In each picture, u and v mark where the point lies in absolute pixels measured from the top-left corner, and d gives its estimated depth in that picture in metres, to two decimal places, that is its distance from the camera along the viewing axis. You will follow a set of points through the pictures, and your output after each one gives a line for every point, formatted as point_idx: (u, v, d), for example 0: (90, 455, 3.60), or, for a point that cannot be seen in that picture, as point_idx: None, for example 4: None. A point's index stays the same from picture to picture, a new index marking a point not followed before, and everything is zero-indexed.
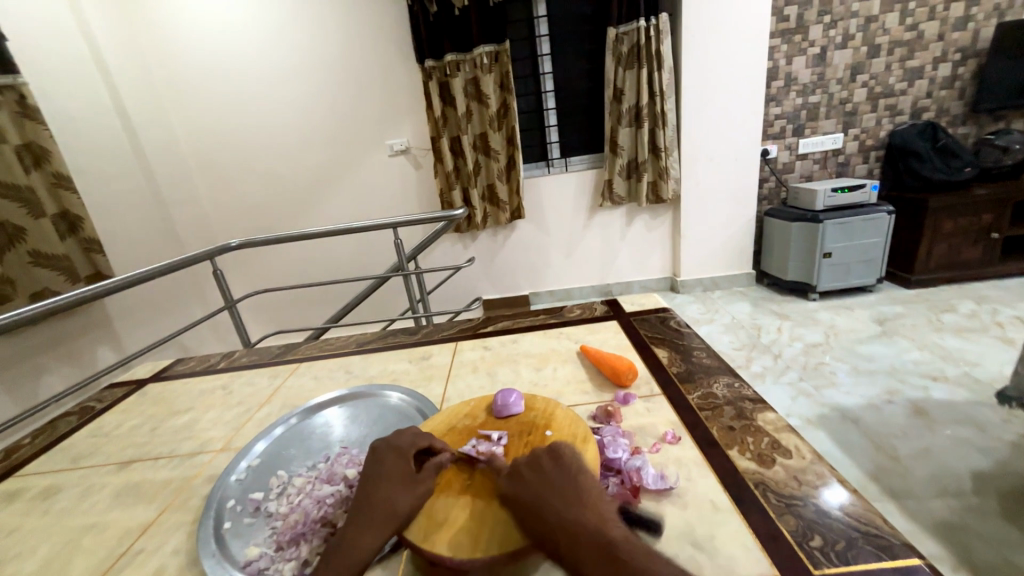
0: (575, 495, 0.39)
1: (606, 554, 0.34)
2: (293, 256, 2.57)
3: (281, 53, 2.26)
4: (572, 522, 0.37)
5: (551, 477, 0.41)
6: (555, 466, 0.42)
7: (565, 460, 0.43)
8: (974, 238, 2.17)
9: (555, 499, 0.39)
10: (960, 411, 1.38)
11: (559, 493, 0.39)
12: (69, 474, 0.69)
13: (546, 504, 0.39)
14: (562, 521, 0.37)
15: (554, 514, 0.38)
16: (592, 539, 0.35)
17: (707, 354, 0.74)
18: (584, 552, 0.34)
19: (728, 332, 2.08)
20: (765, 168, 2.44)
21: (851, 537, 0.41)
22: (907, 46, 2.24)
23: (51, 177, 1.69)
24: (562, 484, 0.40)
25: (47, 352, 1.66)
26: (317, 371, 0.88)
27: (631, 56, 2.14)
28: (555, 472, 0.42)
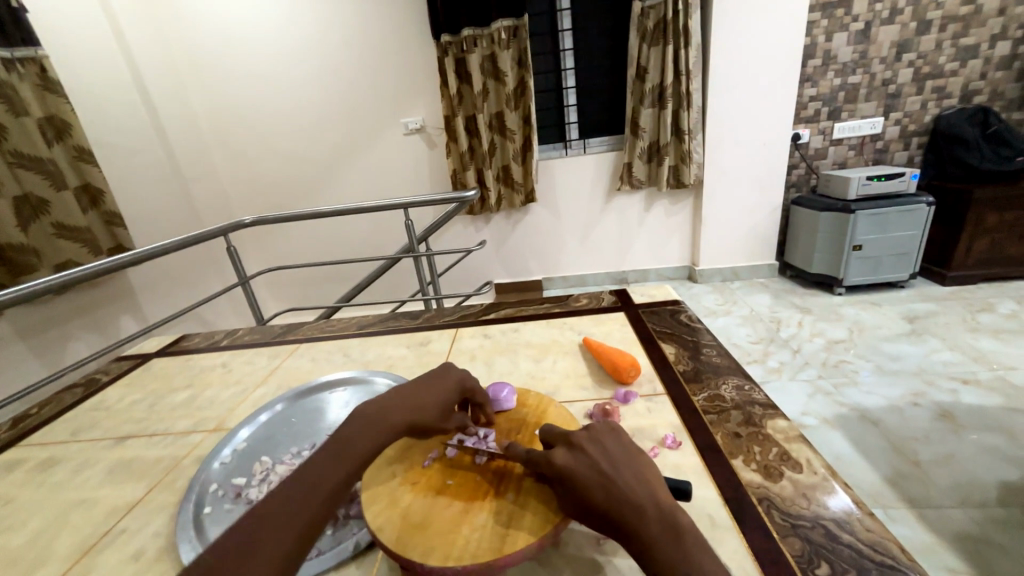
0: (635, 471, 0.38)
1: (681, 531, 0.34)
2: (308, 234, 2.58)
3: (296, 27, 2.21)
4: (641, 498, 0.36)
5: (592, 453, 0.40)
6: (612, 442, 0.41)
7: (618, 437, 0.42)
8: (1021, 233, 2.02)
9: (622, 473, 0.38)
10: (992, 418, 1.30)
11: (622, 468, 0.38)
12: (69, 447, 0.70)
13: (608, 477, 0.38)
14: (633, 495, 0.36)
15: (621, 488, 0.37)
16: (661, 516, 0.35)
17: (718, 352, 0.69)
18: (657, 527, 0.34)
19: (745, 325, 2.01)
20: (795, 154, 2.31)
21: (863, 567, 0.37)
22: (962, 22, 2.05)
23: (73, 151, 1.70)
24: (620, 460, 0.39)
25: (73, 321, 1.71)
26: (315, 353, 0.87)
27: (656, 32, 2.02)
28: (614, 447, 0.41)
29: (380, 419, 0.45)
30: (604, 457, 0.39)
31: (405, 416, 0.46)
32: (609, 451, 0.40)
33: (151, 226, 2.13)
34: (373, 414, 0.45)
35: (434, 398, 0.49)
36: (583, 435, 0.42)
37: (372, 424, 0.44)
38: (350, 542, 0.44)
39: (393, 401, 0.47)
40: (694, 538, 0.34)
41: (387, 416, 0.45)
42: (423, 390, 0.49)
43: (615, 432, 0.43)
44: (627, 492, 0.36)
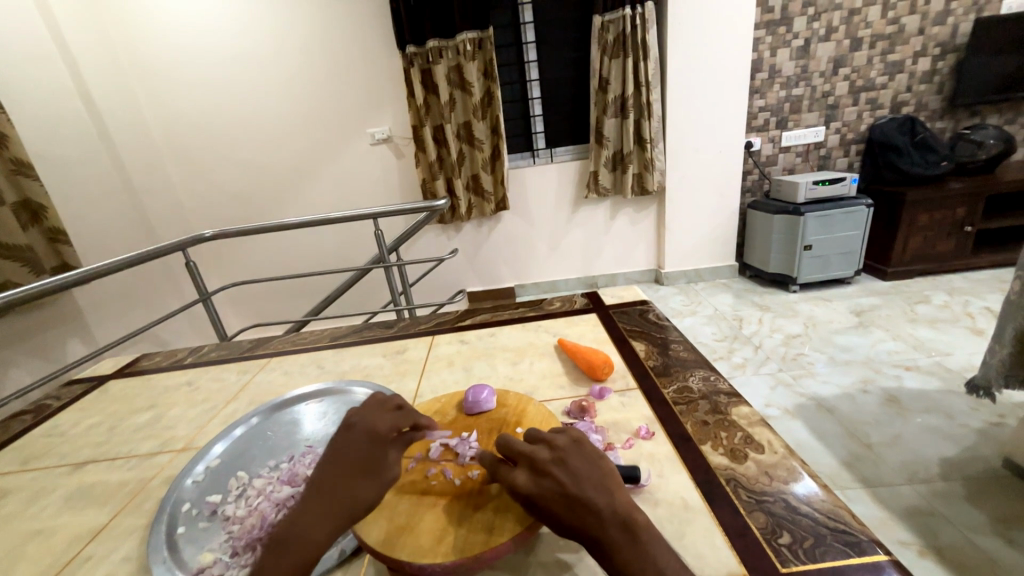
0: (597, 481, 0.38)
1: (640, 535, 0.35)
2: (273, 247, 2.51)
3: (256, 36, 2.17)
4: (602, 510, 0.36)
5: (556, 478, 0.38)
6: (571, 456, 0.40)
7: (578, 447, 0.41)
8: (948, 231, 2.22)
9: (584, 485, 0.37)
10: (932, 400, 1.41)
11: (583, 479, 0.38)
12: (19, 477, 0.66)
13: (570, 492, 0.37)
14: (593, 512, 0.36)
15: (583, 507, 0.36)
16: (621, 524, 0.36)
17: (684, 347, 0.73)
18: (616, 536, 0.35)
19: (710, 324, 2.10)
20: (748, 161, 2.46)
21: (819, 534, 0.40)
22: (888, 40, 2.26)
23: (10, 163, 1.60)
24: (580, 475, 0.38)
25: (14, 345, 1.59)
26: (289, 366, 0.85)
27: (616, 46, 2.11)
28: (575, 462, 0.39)
29: (297, 535, 0.39)
30: (565, 470, 0.39)
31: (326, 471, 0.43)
32: (570, 468, 0.39)
33: (99, 243, 2.02)
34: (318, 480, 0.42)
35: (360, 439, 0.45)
36: (545, 454, 0.40)
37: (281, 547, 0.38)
38: (335, 549, 0.44)
39: (307, 506, 0.40)
40: (652, 541, 0.36)
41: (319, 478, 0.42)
42: (345, 442, 0.45)
43: (579, 447, 0.41)
44: (585, 511, 0.36)
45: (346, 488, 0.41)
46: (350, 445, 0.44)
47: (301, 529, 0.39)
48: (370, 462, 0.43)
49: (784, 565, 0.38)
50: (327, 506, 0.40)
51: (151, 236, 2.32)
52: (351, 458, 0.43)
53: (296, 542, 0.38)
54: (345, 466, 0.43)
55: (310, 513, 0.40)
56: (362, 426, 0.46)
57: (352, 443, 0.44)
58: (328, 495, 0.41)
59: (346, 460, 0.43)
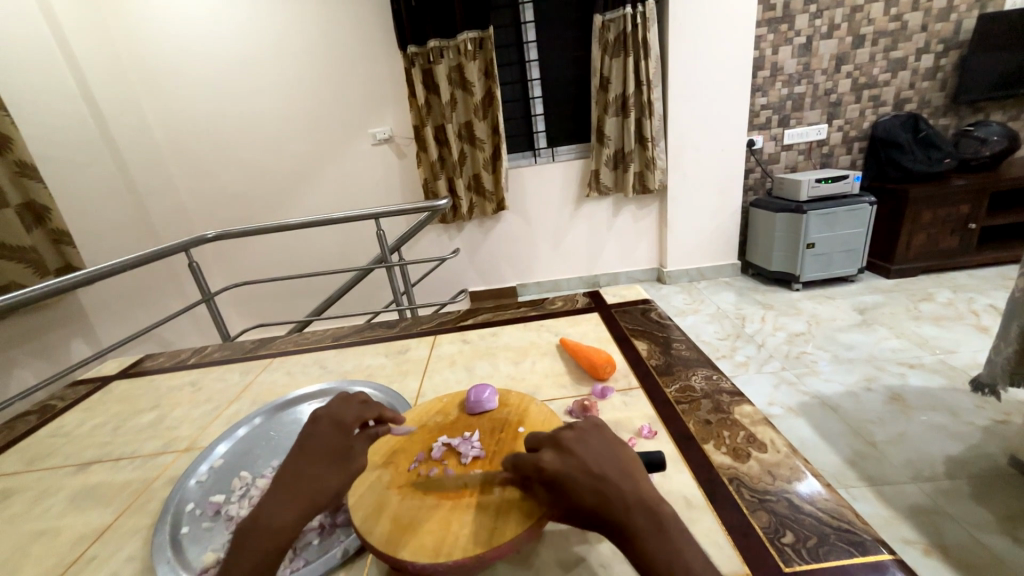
0: (620, 467, 0.38)
1: (663, 523, 0.35)
2: (275, 247, 2.52)
3: (257, 37, 2.17)
4: (626, 495, 0.36)
5: (582, 459, 0.38)
6: (596, 441, 0.40)
7: (604, 434, 0.41)
8: (952, 228, 2.21)
9: (608, 470, 0.38)
10: (936, 398, 1.41)
11: (606, 463, 0.38)
12: (25, 477, 0.66)
13: (595, 474, 0.37)
14: (618, 495, 0.36)
15: (609, 489, 0.36)
16: (645, 510, 0.36)
17: (687, 346, 0.73)
18: (642, 521, 0.35)
19: (712, 322, 2.09)
20: (750, 159, 2.45)
21: (823, 533, 0.40)
22: (891, 37, 2.25)
23: (14, 165, 1.60)
24: (605, 460, 0.39)
25: (19, 346, 1.60)
26: (292, 367, 0.85)
27: (617, 44, 2.11)
28: (599, 447, 0.40)
29: (268, 525, 0.38)
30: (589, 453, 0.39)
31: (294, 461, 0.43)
32: (593, 453, 0.39)
33: (103, 244, 2.02)
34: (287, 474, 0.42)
35: (327, 431, 0.46)
36: (570, 436, 0.41)
37: (251, 536, 0.38)
38: (338, 549, 0.44)
39: (273, 499, 0.40)
40: (675, 530, 0.35)
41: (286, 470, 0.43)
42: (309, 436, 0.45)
43: (599, 431, 0.42)
44: (610, 493, 0.36)
45: (313, 476, 0.42)
46: (319, 436, 0.46)
47: (268, 517, 0.39)
48: (337, 449, 0.45)
49: (788, 564, 0.38)
50: (294, 493, 0.41)
51: (154, 238, 2.33)
52: (319, 447, 0.45)
53: (265, 532, 0.38)
54: (313, 455, 0.44)
55: (277, 502, 0.40)
56: (326, 417, 0.47)
57: (317, 433, 0.46)
58: (298, 485, 0.41)
59: (315, 449, 0.44)
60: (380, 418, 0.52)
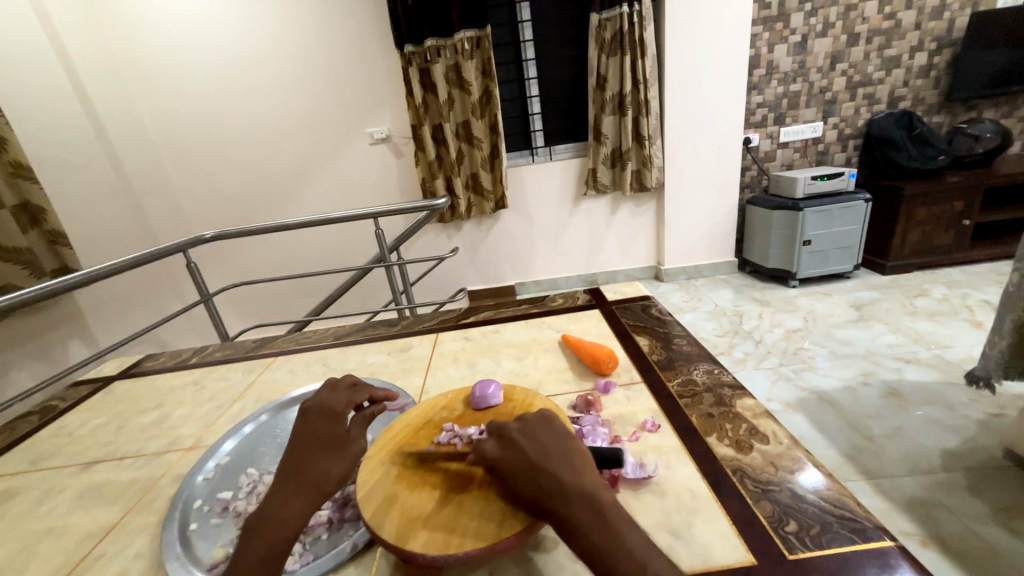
0: (563, 460, 0.40)
1: (606, 512, 0.36)
2: (272, 247, 2.51)
3: (254, 36, 2.17)
4: (563, 485, 0.37)
5: (524, 449, 0.41)
6: (539, 435, 0.42)
7: (550, 429, 0.43)
8: (946, 225, 2.23)
9: (549, 463, 0.39)
10: (932, 392, 1.42)
11: (549, 456, 0.40)
12: (28, 477, 0.66)
13: (533, 465, 0.39)
14: (555, 485, 0.37)
15: (546, 479, 0.38)
16: (586, 501, 0.36)
17: (688, 341, 0.74)
18: (582, 511, 0.36)
19: (711, 319, 2.11)
20: (747, 157, 2.47)
21: (825, 521, 0.41)
22: (885, 35, 2.26)
23: (9, 166, 1.60)
24: (546, 454, 0.40)
25: (16, 348, 1.59)
26: (294, 365, 0.85)
27: (614, 43, 2.12)
28: (542, 441, 0.42)
29: (272, 517, 0.41)
30: (531, 447, 0.41)
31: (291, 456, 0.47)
32: (534, 447, 0.41)
33: (99, 245, 2.02)
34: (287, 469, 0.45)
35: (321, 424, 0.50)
36: (517, 426, 0.44)
37: (258, 530, 0.40)
38: (347, 543, 0.45)
39: (277, 494, 0.43)
40: (620, 521, 0.36)
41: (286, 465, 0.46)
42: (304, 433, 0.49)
43: (547, 422, 0.44)
44: (549, 483, 0.38)
45: (314, 468, 0.45)
46: (315, 428, 0.49)
47: (272, 511, 0.41)
48: (332, 438, 0.48)
49: (791, 552, 0.38)
50: (297, 484, 0.44)
51: (150, 239, 2.32)
52: (320, 441, 0.48)
53: (269, 524, 0.41)
54: (309, 448, 0.47)
55: (282, 494, 0.43)
56: (316, 409, 0.51)
57: (310, 426, 0.50)
58: (298, 478, 0.44)
59: (313, 442, 0.48)
60: (373, 398, 0.55)
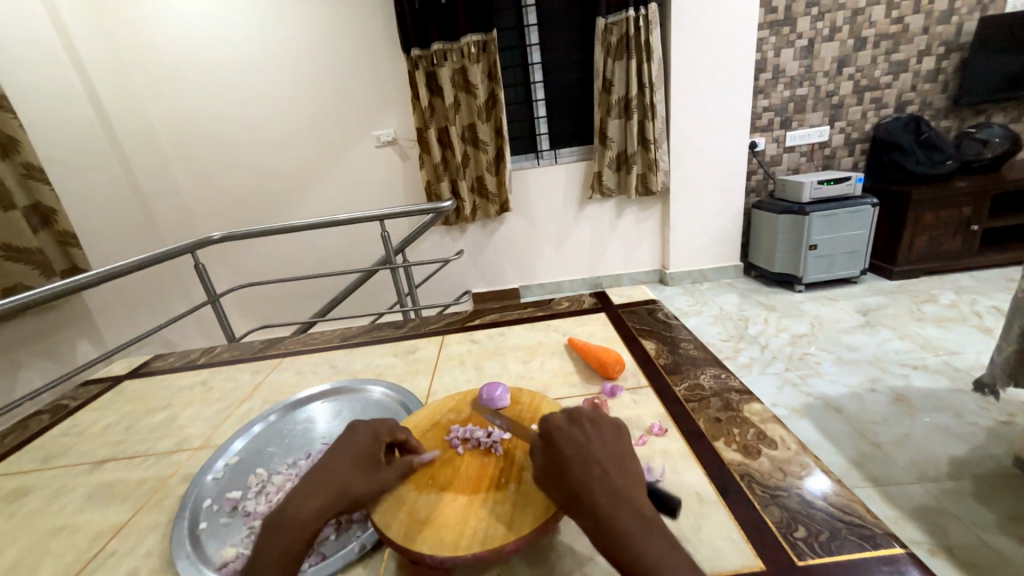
0: (617, 463, 0.40)
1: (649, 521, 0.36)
2: (279, 249, 2.53)
3: (262, 40, 2.19)
4: (615, 487, 0.37)
5: (588, 440, 0.41)
6: (602, 434, 0.43)
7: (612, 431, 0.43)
8: (954, 230, 2.21)
9: (603, 462, 0.40)
10: (940, 399, 1.41)
11: (604, 456, 0.40)
12: (40, 475, 0.67)
13: (588, 461, 0.40)
14: (607, 485, 0.38)
15: (598, 473, 0.38)
16: (631, 505, 0.37)
17: (695, 345, 0.74)
18: (626, 517, 0.36)
19: (716, 324, 2.10)
20: (753, 161, 2.46)
21: (834, 527, 0.41)
22: (893, 39, 2.25)
23: (21, 167, 1.62)
24: (605, 453, 0.41)
25: (25, 347, 1.61)
26: (302, 366, 0.86)
27: (620, 47, 2.12)
28: (602, 439, 0.42)
29: (292, 519, 0.40)
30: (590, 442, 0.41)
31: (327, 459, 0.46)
32: (592, 445, 0.41)
33: (108, 246, 2.04)
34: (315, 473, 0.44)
35: (364, 436, 0.48)
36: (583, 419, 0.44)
37: (278, 528, 0.40)
38: (356, 544, 0.45)
39: (299, 492, 0.42)
40: (659, 533, 0.35)
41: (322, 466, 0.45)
42: (342, 443, 0.48)
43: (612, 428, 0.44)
44: (600, 480, 0.38)
45: (339, 475, 0.44)
46: (354, 439, 0.48)
47: (293, 511, 0.41)
48: (368, 457, 0.46)
49: (801, 558, 0.38)
50: (317, 487, 0.43)
51: (158, 240, 2.34)
52: (350, 450, 0.46)
53: (289, 524, 0.40)
54: (342, 456, 0.46)
55: (300, 494, 0.42)
56: (363, 428, 0.49)
57: (353, 439, 0.48)
58: (322, 480, 0.43)
59: (344, 452, 0.46)
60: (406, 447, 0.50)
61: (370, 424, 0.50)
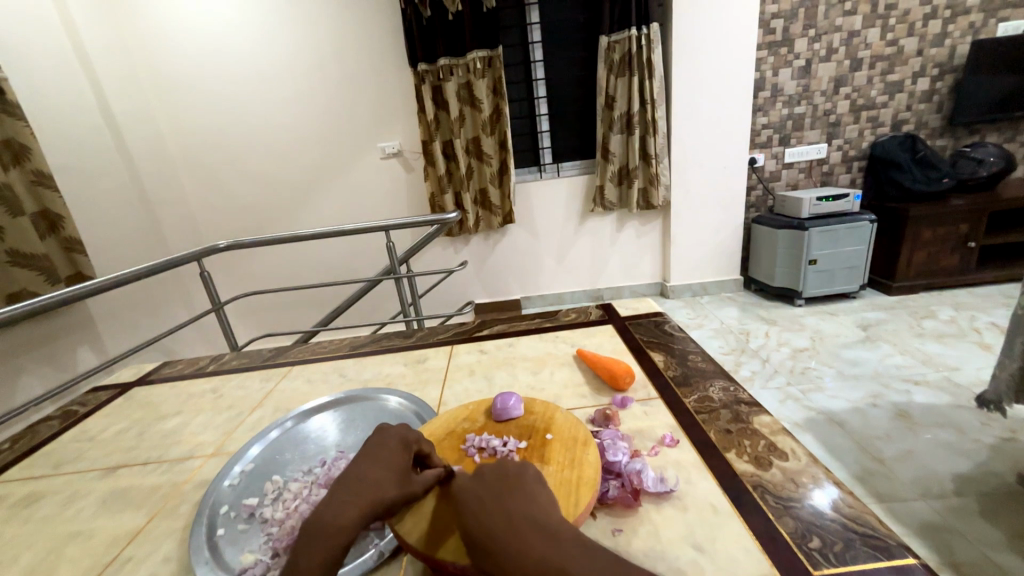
0: (525, 493, 0.39)
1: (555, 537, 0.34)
2: (282, 258, 2.54)
3: (273, 54, 2.24)
4: (517, 514, 0.36)
5: (483, 488, 0.40)
6: (513, 468, 0.42)
7: (523, 465, 0.42)
8: (951, 246, 2.24)
9: (508, 495, 0.39)
10: (941, 415, 1.42)
11: (511, 488, 0.39)
12: (52, 480, 0.67)
13: (489, 498, 0.39)
14: (511, 518, 0.36)
15: (498, 508, 0.37)
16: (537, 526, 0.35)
17: (702, 357, 0.75)
18: (529, 539, 0.34)
19: (717, 337, 2.11)
20: (752, 177, 2.50)
21: (847, 538, 0.42)
22: (888, 61, 2.31)
23: (31, 175, 1.63)
24: (510, 485, 0.40)
25: (27, 354, 1.60)
26: (312, 375, 0.87)
27: (622, 64, 2.17)
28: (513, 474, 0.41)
29: (330, 524, 0.39)
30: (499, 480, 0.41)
31: (357, 465, 0.46)
32: (498, 483, 0.40)
33: (113, 253, 2.05)
34: (350, 479, 0.44)
35: (393, 443, 0.48)
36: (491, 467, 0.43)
37: (314, 532, 0.39)
38: (374, 552, 0.46)
39: (337, 497, 0.42)
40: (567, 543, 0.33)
41: (352, 473, 0.45)
42: (372, 450, 0.48)
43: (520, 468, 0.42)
44: (498, 514, 0.37)
45: (375, 481, 0.44)
46: (380, 449, 0.48)
47: (332, 515, 0.40)
48: (401, 464, 0.46)
49: (816, 568, 0.39)
50: (356, 493, 0.42)
51: (164, 247, 2.35)
52: (384, 458, 0.47)
53: (329, 528, 0.39)
54: (372, 463, 0.46)
55: (339, 500, 0.41)
56: (392, 434, 0.50)
57: (383, 446, 0.48)
58: (356, 487, 0.43)
59: (378, 460, 0.46)
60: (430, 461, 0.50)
61: (399, 431, 0.50)
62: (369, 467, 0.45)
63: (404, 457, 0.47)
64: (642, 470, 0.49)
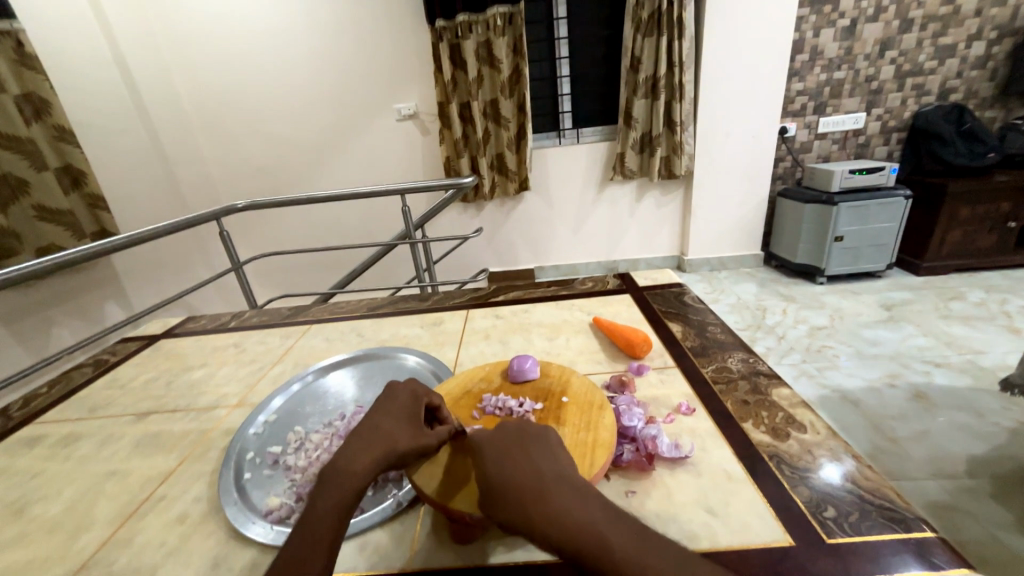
0: (551, 454, 0.40)
1: (584, 498, 0.35)
2: (298, 220, 2.55)
3: (285, 8, 2.16)
4: (545, 472, 0.38)
5: (506, 440, 0.41)
6: (535, 431, 0.43)
7: (545, 429, 0.43)
8: (990, 226, 2.13)
9: (535, 453, 0.40)
10: (960, 397, 1.39)
11: (537, 447, 0.41)
12: (88, 423, 0.71)
13: (513, 454, 0.40)
14: (538, 471, 0.38)
15: (525, 464, 0.39)
16: (569, 488, 0.36)
17: (721, 329, 0.74)
18: (559, 495, 0.35)
19: (732, 312, 2.09)
20: (782, 147, 2.38)
21: (863, 509, 0.41)
22: (942, 21, 2.13)
23: (52, 130, 1.64)
24: (533, 444, 0.41)
25: (58, 306, 1.67)
26: (330, 333, 0.88)
27: (651, 22, 2.04)
28: (535, 436, 0.42)
29: (343, 471, 0.41)
30: (524, 437, 0.42)
31: (370, 416, 0.47)
32: (527, 439, 0.42)
33: (134, 211, 2.08)
34: (363, 429, 0.45)
35: (403, 396, 0.49)
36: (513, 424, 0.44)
37: (331, 479, 0.40)
38: (392, 500, 0.47)
39: (352, 445, 0.43)
40: (596, 506, 0.35)
41: (365, 424, 0.46)
42: (386, 402, 0.49)
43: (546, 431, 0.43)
44: (522, 465, 0.38)
45: (387, 431, 0.45)
46: (392, 401, 0.49)
47: (346, 463, 0.42)
48: (412, 416, 0.47)
49: (829, 536, 0.39)
50: (367, 443, 0.43)
51: (183, 207, 2.38)
52: (394, 410, 0.48)
53: (342, 475, 0.41)
54: (385, 414, 0.47)
55: (352, 450, 0.43)
56: (404, 386, 0.51)
57: (394, 398, 0.49)
58: (368, 436, 0.44)
59: (389, 411, 0.47)
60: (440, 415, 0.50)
61: (409, 384, 0.51)
62: (381, 419, 0.47)
63: (415, 410, 0.48)
64: (658, 436, 0.49)
